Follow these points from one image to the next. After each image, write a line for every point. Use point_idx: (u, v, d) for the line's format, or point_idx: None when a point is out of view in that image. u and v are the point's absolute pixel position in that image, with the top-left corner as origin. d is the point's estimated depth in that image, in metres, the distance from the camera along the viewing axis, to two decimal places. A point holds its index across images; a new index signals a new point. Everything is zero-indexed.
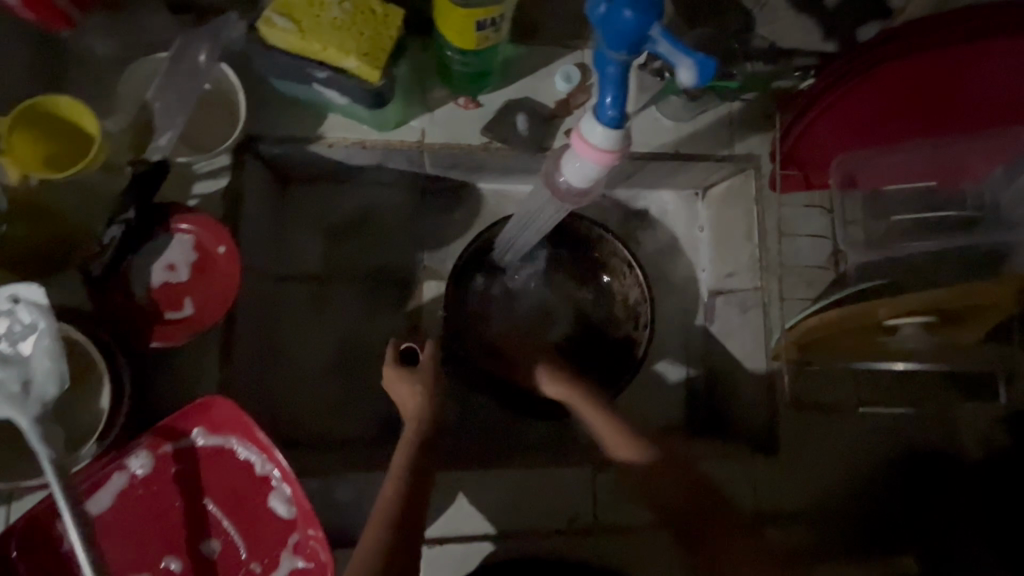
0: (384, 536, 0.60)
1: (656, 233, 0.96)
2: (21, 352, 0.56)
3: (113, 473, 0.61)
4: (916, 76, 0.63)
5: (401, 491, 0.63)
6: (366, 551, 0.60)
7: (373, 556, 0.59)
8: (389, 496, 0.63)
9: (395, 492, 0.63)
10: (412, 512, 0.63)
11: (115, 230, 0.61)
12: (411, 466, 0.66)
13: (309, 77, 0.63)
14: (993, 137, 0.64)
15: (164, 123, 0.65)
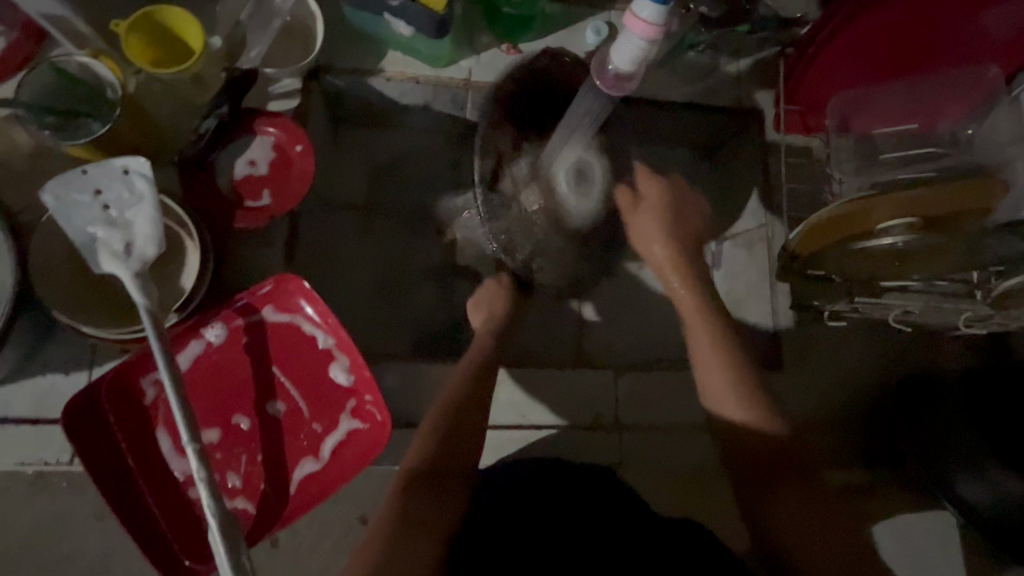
0: (437, 426, 0.69)
1: None
2: (126, 217, 0.63)
3: (192, 340, 0.68)
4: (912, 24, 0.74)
5: (456, 391, 0.72)
6: (420, 436, 0.68)
7: (424, 445, 0.68)
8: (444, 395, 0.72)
9: (451, 392, 0.72)
10: (467, 407, 0.70)
11: (210, 122, 0.70)
12: (470, 371, 0.74)
13: (384, 5, 0.74)
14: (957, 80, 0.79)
15: (254, 41, 0.75)
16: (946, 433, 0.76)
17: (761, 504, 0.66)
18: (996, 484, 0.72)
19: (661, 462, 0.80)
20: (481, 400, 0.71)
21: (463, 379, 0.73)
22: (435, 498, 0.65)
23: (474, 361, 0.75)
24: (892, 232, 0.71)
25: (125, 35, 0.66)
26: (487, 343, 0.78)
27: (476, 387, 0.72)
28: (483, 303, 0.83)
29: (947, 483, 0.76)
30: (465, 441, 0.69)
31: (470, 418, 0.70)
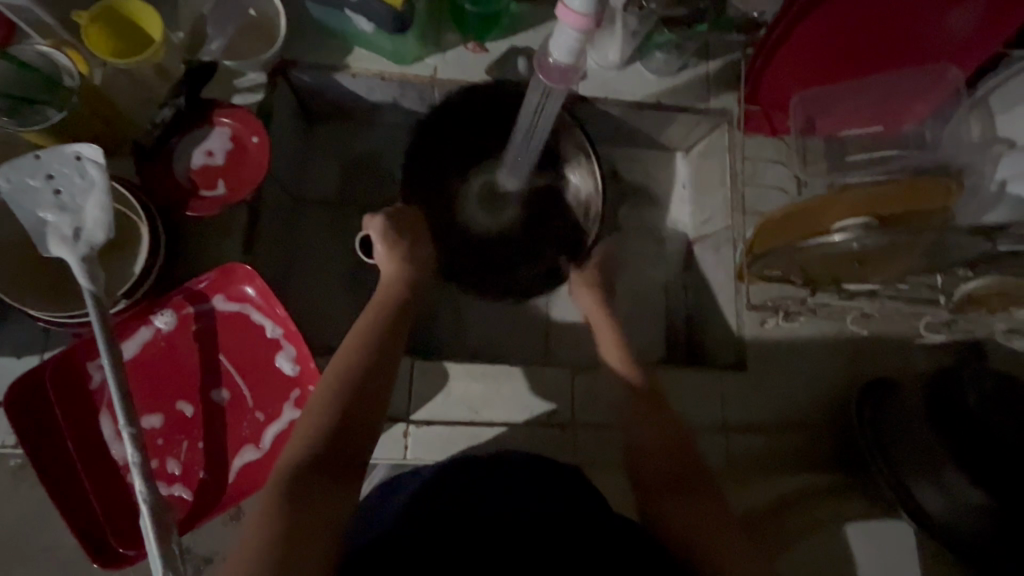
0: (337, 391, 0.60)
1: (644, 187, 1.04)
2: (77, 202, 0.64)
3: (141, 325, 0.68)
4: (865, 16, 0.72)
5: (356, 358, 0.63)
6: (314, 412, 0.58)
7: (320, 419, 0.58)
8: (341, 359, 0.63)
9: (354, 350, 0.64)
10: (375, 376, 0.63)
11: (166, 113, 0.72)
12: (372, 340, 0.65)
13: (343, 2, 0.75)
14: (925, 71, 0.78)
15: (215, 33, 0.77)
16: (906, 438, 0.73)
17: (680, 486, 0.67)
18: (957, 491, 0.69)
19: (616, 461, 0.79)
20: (387, 371, 0.64)
21: (365, 346, 0.64)
22: (332, 490, 0.54)
23: (377, 322, 0.68)
24: (847, 228, 0.66)
25: (86, 27, 0.67)
26: (394, 303, 0.70)
27: (377, 353, 0.64)
28: (401, 241, 0.76)
29: (907, 492, 0.72)
30: (369, 415, 0.60)
31: (371, 390, 0.61)
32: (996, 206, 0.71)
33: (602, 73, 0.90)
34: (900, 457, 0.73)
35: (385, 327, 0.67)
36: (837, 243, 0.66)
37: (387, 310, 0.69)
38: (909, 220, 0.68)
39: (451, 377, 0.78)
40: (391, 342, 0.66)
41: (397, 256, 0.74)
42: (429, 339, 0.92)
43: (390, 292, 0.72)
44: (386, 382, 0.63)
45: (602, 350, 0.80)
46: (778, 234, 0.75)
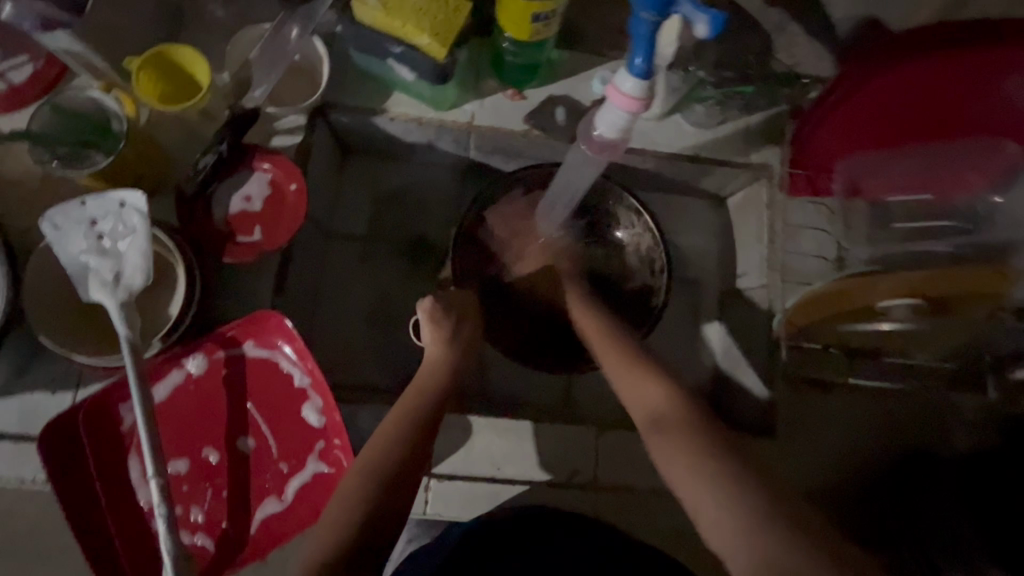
0: (365, 494, 0.58)
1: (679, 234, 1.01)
2: (118, 247, 0.65)
3: (172, 369, 0.69)
4: (922, 81, 0.69)
5: (384, 456, 0.60)
6: (353, 488, 0.58)
7: (345, 519, 0.57)
8: (371, 455, 0.60)
9: (399, 423, 0.63)
10: (417, 454, 0.61)
11: (209, 159, 0.72)
12: (403, 435, 0.62)
13: (386, 52, 0.75)
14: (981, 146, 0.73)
15: (259, 79, 0.77)
16: (936, 513, 0.68)
17: (720, 532, 0.49)
18: None
19: (638, 523, 0.77)
20: (415, 471, 0.61)
21: (396, 442, 0.61)
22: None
23: (416, 413, 0.64)
24: (893, 313, 0.72)
25: (137, 73, 0.68)
26: (437, 391, 0.67)
27: (410, 449, 0.61)
28: (450, 320, 0.73)
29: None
30: (390, 515, 0.58)
31: (400, 490, 0.59)
32: None
33: (640, 125, 0.87)
34: (932, 533, 0.67)
35: (422, 420, 0.63)
36: (883, 330, 0.73)
37: (425, 400, 0.66)
38: (952, 312, 0.71)
39: (474, 431, 0.77)
40: (427, 437, 0.63)
41: (447, 342, 0.72)
42: None
43: (429, 380, 0.68)
44: (413, 483, 0.61)
45: (622, 394, 0.66)
46: (816, 314, 0.77)
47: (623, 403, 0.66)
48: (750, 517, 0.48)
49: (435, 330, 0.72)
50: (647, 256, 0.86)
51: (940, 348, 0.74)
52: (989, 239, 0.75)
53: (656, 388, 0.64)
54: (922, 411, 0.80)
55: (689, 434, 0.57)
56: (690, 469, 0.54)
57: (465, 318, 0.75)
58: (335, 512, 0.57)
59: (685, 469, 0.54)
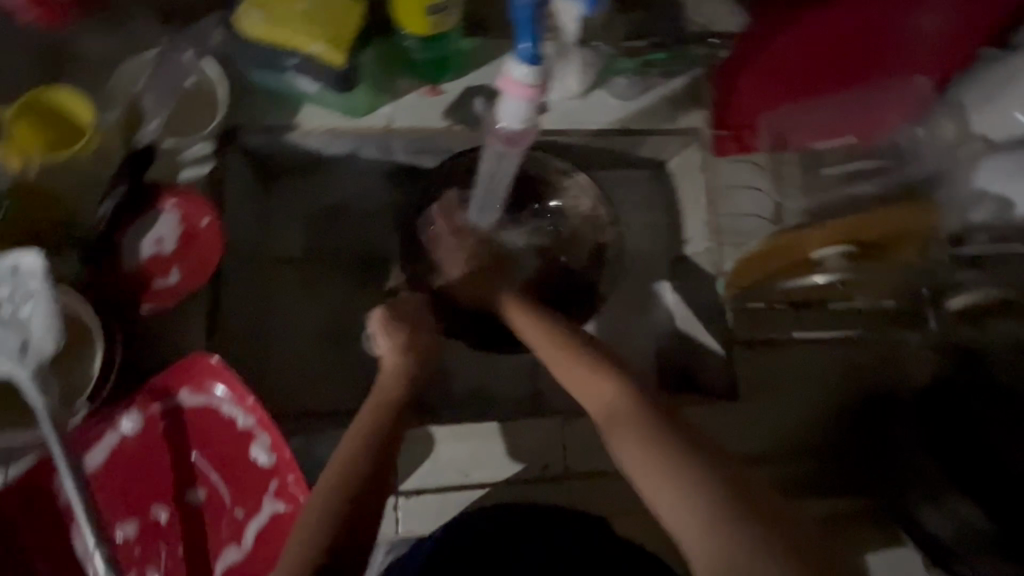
0: (323, 538, 0.52)
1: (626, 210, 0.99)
2: (19, 314, 0.60)
3: (105, 431, 0.65)
4: (825, 19, 0.74)
5: (335, 495, 0.55)
6: (319, 503, 0.54)
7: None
8: (318, 503, 0.54)
9: (358, 438, 0.60)
10: (387, 456, 0.59)
11: (108, 204, 0.69)
12: (356, 469, 0.57)
13: (283, 65, 0.71)
14: (887, 89, 0.75)
15: (155, 111, 0.73)
16: (908, 464, 0.71)
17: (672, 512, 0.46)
18: (955, 509, 0.67)
19: (619, 508, 0.77)
20: (375, 502, 0.55)
21: (360, 457, 0.58)
22: None
23: (365, 446, 0.59)
24: (828, 263, 0.72)
25: (14, 123, 0.64)
26: (387, 410, 0.64)
27: (364, 484, 0.56)
28: (403, 330, 0.74)
29: (912, 519, 0.71)
30: (355, 555, 0.52)
31: (363, 524, 0.54)
32: (980, 204, 0.69)
33: (564, 104, 0.85)
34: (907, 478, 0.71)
35: (379, 446, 0.60)
36: (820, 283, 0.73)
37: (378, 425, 0.62)
38: (884, 256, 0.72)
39: (437, 441, 0.76)
40: (386, 463, 0.58)
41: (409, 354, 0.72)
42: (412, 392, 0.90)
43: (382, 402, 0.66)
44: (373, 515, 0.55)
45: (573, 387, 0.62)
46: (745, 272, 0.78)
47: (582, 405, 0.61)
48: (710, 513, 0.44)
49: (395, 345, 0.72)
50: (591, 215, 0.87)
51: (875, 288, 0.75)
52: (918, 173, 0.76)
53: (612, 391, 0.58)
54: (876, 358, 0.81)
55: (639, 419, 0.54)
56: (643, 460, 0.50)
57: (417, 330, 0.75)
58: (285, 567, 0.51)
59: (642, 467, 0.50)
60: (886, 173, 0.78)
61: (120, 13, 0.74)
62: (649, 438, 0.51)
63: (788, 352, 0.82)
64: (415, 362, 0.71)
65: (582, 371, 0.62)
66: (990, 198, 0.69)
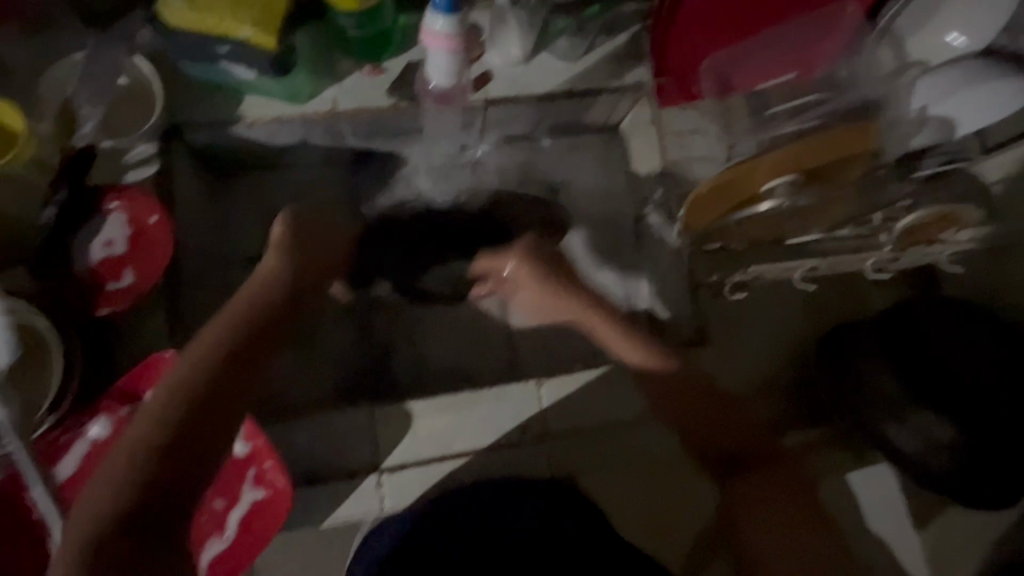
0: (163, 426, 0.46)
1: (585, 174, 0.99)
2: None
3: (75, 439, 0.65)
4: None
5: (189, 379, 0.50)
6: (156, 407, 0.48)
7: (129, 471, 0.44)
8: (167, 390, 0.49)
9: (219, 334, 0.54)
10: (243, 354, 0.53)
11: (50, 212, 0.68)
12: (216, 350, 0.52)
13: (214, 54, 0.70)
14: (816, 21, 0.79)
15: (89, 113, 0.71)
16: (872, 382, 0.71)
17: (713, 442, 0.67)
18: (928, 428, 0.68)
19: (599, 462, 0.78)
20: (239, 385, 0.51)
21: (210, 354, 0.52)
22: (178, 489, 0.45)
23: (229, 334, 0.54)
24: (776, 192, 0.71)
25: None
26: (257, 300, 0.59)
27: (222, 367, 0.51)
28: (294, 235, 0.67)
29: (880, 436, 0.71)
30: (200, 441, 0.47)
31: (219, 408, 0.49)
32: (924, 128, 0.73)
33: (508, 71, 0.84)
34: (869, 398, 0.71)
35: (252, 333, 0.55)
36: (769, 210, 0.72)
37: (253, 314, 0.57)
38: (833, 173, 0.71)
39: (415, 417, 0.76)
40: (253, 350, 0.54)
41: (297, 258, 0.65)
42: (389, 373, 0.91)
43: (251, 298, 0.59)
44: (235, 406, 0.50)
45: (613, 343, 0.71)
46: (701, 205, 0.74)
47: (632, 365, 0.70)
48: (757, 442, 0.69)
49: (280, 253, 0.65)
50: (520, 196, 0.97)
51: (831, 214, 0.76)
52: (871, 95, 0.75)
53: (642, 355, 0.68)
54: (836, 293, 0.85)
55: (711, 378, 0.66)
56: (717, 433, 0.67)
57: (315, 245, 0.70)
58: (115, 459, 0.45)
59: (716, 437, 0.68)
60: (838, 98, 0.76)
61: (44, 18, 0.72)
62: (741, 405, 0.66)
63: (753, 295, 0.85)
64: (298, 270, 0.64)
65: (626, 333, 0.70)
66: (933, 120, 0.73)
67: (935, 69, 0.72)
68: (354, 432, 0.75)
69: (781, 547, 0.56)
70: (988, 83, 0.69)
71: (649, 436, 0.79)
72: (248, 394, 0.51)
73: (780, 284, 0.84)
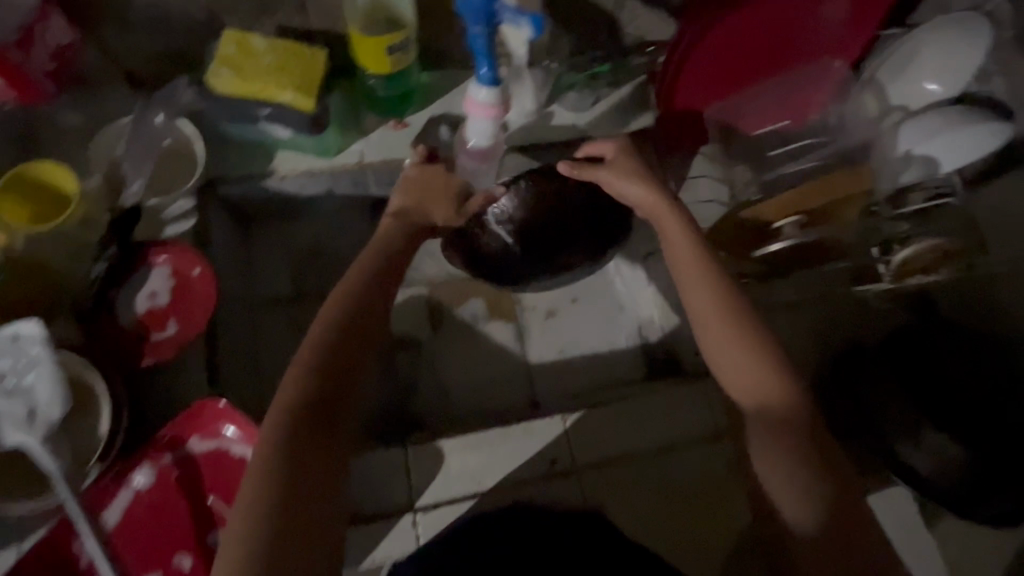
0: (304, 387, 0.60)
1: None
2: (24, 382, 0.62)
3: (119, 489, 0.66)
4: (748, 27, 0.80)
5: (300, 385, 0.61)
6: (297, 370, 0.62)
7: (273, 471, 0.56)
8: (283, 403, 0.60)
9: (333, 308, 0.66)
10: (354, 326, 0.65)
11: (100, 267, 0.71)
12: (310, 368, 0.61)
13: (255, 116, 0.75)
14: (806, 73, 0.85)
15: (133, 173, 0.75)
16: (886, 404, 0.75)
17: (764, 455, 0.60)
18: (939, 447, 0.72)
19: (628, 493, 0.80)
20: (354, 354, 0.64)
21: (330, 325, 0.64)
22: (319, 437, 0.59)
23: (321, 343, 0.63)
24: (786, 231, 0.80)
25: None
26: (363, 274, 0.69)
27: (334, 354, 0.63)
28: (409, 209, 0.77)
29: (898, 459, 0.74)
30: (331, 402, 0.61)
31: (329, 417, 0.60)
32: (908, 168, 0.79)
33: (523, 122, 0.90)
34: (886, 420, 0.74)
35: (342, 341, 0.64)
36: (780, 247, 0.79)
37: (358, 289, 0.68)
38: (832, 214, 0.79)
39: (447, 454, 0.78)
40: (361, 321, 0.66)
41: (382, 253, 0.72)
42: (412, 413, 0.93)
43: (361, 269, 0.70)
44: (352, 372, 0.63)
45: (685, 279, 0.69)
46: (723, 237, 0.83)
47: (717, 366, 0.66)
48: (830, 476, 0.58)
49: (397, 224, 0.76)
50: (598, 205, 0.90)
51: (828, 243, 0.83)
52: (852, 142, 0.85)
53: (724, 320, 0.66)
54: (847, 323, 0.87)
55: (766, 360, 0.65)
56: (774, 446, 0.60)
57: (428, 203, 0.78)
58: (259, 462, 0.56)
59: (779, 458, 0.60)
60: (822, 144, 0.86)
61: (94, 84, 0.77)
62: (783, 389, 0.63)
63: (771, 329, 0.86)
64: (406, 239, 0.75)
65: (709, 281, 0.68)
66: (916, 159, 0.78)
67: (916, 114, 0.79)
68: (388, 469, 0.77)
69: (792, 487, 0.58)
70: (969, 126, 0.75)
71: (675, 466, 0.81)
72: (362, 362, 0.64)
73: (794, 317, 0.87)
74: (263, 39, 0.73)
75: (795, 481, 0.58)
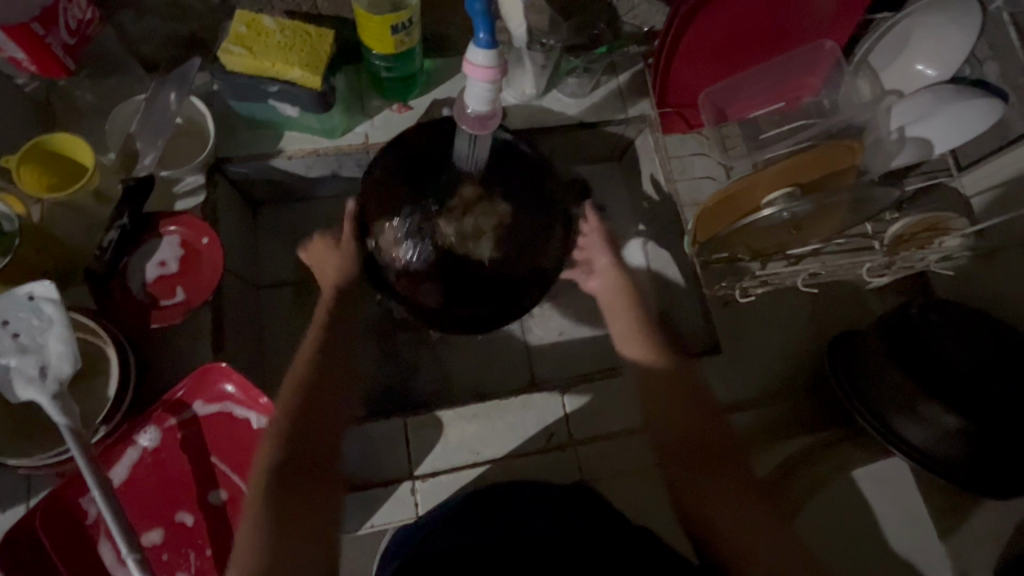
0: (278, 444, 0.63)
1: (602, 198, 1.06)
2: (39, 341, 0.63)
3: (125, 448, 0.68)
4: (740, 11, 0.82)
5: (277, 444, 0.63)
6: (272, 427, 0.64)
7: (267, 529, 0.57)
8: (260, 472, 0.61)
9: (302, 366, 0.69)
10: (324, 376, 0.68)
11: (112, 234, 0.72)
12: (280, 445, 0.63)
13: (264, 93, 0.78)
14: (796, 55, 0.88)
15: (147, 147, 0.77)
16: (875, 389, 0.76)
17: (703, 492, 0.66)
18: (934, 421, 0.72)
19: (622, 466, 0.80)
20: (329, 403, 0.66)
21: (294, 388, 0.67)
22: (306, 488, 0.61)
23: (303, 374, 0.68)
24: (774, 202, 0.79)
25: (19, 170, 0.68)
26: (323, 331, 0.73)
27: (305, 406, 0.65)
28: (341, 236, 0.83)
29: (893, 432, 0.75)
30: (310, 450, 0.63)
31: (314, 452, 0.63)
32: (902, 151, 0.82)
33: (523, 107, 0.94)
34: (875, 393, 0.76)
35: (311, 400, 0.65)
36: (770, 215, 0.77)
37: (323, 343, 0.71)
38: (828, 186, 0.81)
39: (444, 425, 0.79)
40: (329, 368, 0.69)
41: (338, 309, 0.76)
42: (413, 390, 0.95)
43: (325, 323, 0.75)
44: (326, 420, 0.65)
45: (620, 325, 0.81)
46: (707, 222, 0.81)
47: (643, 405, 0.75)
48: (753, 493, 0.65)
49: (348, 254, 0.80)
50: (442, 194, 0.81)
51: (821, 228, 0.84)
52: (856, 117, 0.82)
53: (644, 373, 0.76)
54: (845, 313, 0.90)
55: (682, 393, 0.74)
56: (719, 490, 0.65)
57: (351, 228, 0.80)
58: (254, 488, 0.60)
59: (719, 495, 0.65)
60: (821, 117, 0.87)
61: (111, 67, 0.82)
62: (674, 395, 0.74)
63: (757, 316, 0.90)
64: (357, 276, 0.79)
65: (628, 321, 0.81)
66: (911, 141, 0.81)
67: (908, 95, 0.81)
68: (388, 441, 0.78)
69: (746, 525, 0.63)
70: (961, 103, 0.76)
71: None
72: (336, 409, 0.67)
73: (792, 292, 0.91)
74: (273, 19, 0.76)
75: (734, 508, 0.64)
